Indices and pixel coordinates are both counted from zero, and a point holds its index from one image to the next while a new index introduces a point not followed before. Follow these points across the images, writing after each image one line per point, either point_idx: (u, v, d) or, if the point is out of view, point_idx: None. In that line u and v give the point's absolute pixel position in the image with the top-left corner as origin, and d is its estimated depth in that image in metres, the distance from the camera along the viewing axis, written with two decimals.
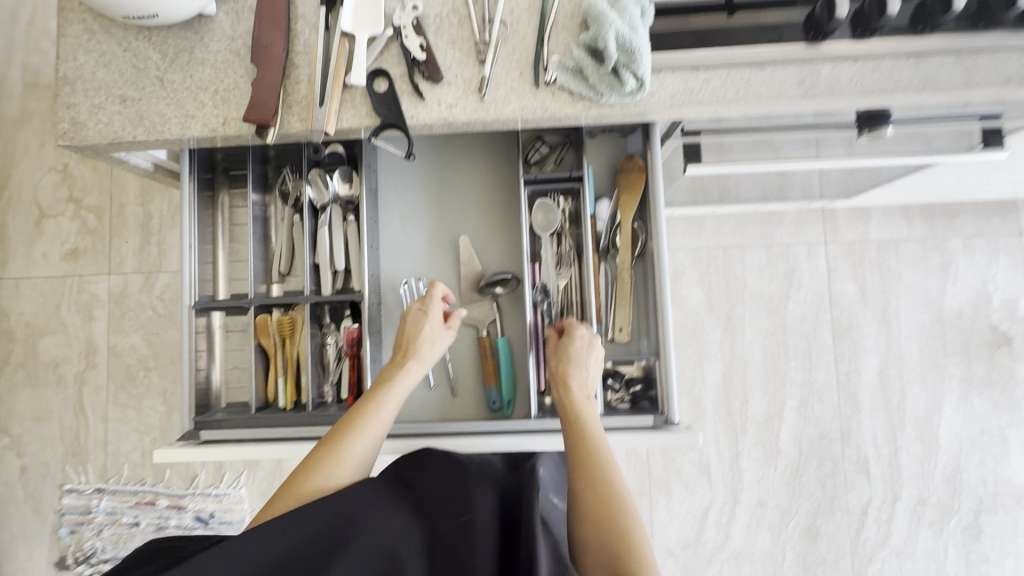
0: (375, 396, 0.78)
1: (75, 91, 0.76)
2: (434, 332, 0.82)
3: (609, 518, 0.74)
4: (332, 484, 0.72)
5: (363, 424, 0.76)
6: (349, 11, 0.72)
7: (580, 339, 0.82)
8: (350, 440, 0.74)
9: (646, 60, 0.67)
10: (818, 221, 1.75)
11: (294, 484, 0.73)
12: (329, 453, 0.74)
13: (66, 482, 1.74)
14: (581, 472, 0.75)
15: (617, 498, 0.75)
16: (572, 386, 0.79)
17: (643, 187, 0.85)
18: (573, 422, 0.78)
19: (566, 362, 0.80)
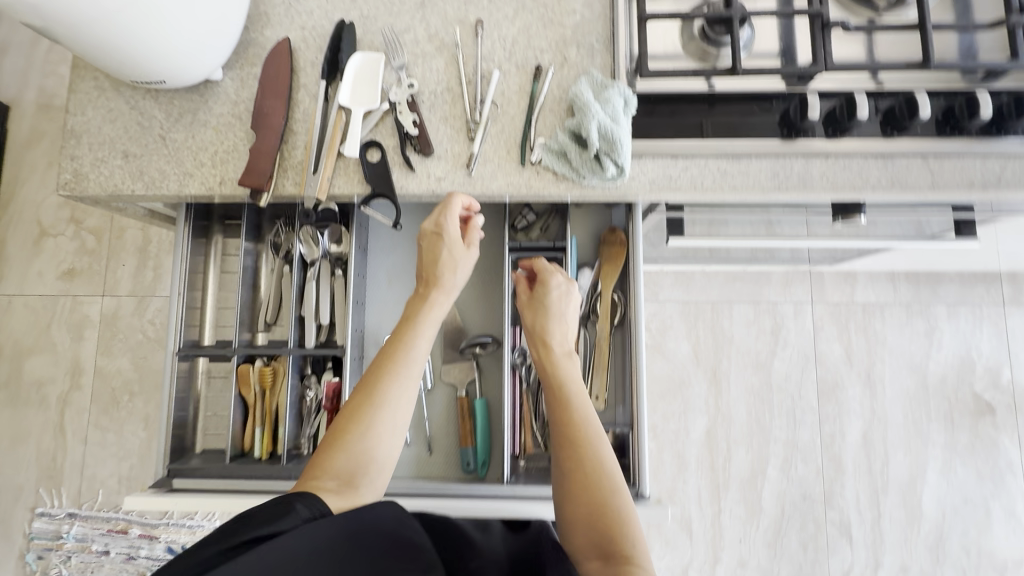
0: (405, 333, 0.69)
1: (80, 143, 0.79)
2: (458, 256, 0.74)
3: (599, 499, 0.63)
4: (359, 416, 0.61)
5: (404, 359, 0.67)
6: (348, 85, 0.76)
7: (557, 288, 0.80)
8: (387, 378, 0.65)
9: (626, 149, 0.71)
10: (806, 280, 1.78)
11: (337, 442, 0.62)
12: (367, 400, 0.64)
13: (39, 504, 1.71)
14: (568, 445, 0.67)
15: (606, 474, 0.65)
16: (552, 342, 0.76)
17: (624, 260, 0.88)
18: (557, 386, 0.73)
19: (544, 313, 0.79)
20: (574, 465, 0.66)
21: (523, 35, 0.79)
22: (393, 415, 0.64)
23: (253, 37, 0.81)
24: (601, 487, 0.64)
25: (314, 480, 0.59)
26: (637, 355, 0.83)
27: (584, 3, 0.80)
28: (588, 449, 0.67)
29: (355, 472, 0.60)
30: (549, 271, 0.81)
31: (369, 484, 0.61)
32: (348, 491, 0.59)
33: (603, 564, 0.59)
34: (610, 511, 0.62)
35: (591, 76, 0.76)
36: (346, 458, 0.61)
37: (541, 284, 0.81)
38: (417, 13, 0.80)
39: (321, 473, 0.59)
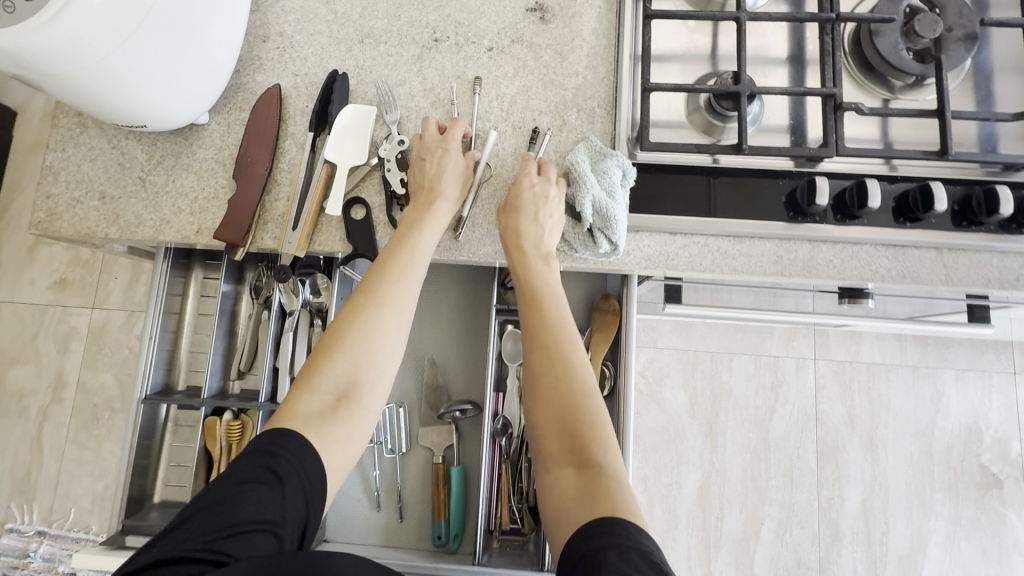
0: (404, 241, 0.66)
1: (57, 181, 0.77)
2: (463, 168, 0.70)
3: (570, 403, 0.58)
4: (363, 327, 0.59)
5: (406, 265, 0.64)
6: (336, 139, 0.73)
7: (529, 190, 0.69)
8: (387, 283, 0.62)
9: (622, 226, 0.67)
10: (809, 336, 1.73)
11: (330, 350, 0.58)
12: (367, 302, 0.60)
13: (8, 520, 1.65)
14: (540, 349, 0.62)
15: (579, 382, 0.60)
16: (525, 246, 0.67)
17: (617, 330, 0.83)
18: (527, 287, 0.66)
19: (515, 214, 0.68)
20: (544, 368, 0.61)
21: (522, 95, 0.76)
22: (393, 320, 0.61)
23: (244, 82, 0.78)
24: (572, 393, 0.59)
25: (305, 393, 0.55)
26: (625, 435, 0.79)
27: (587, 65, 0.77)
28: (559, 355, 0.62)
29: (352, 384, 0.57)
30: (527, 170, 0.70)
31: (365, 400, 0.57)
32: (342, 408, 0.55)
33: (575, 475, 0.54)
34: (581, 416, 0.58)
35: (590, 142, 0.73)
36: (342, 367, 0.57)
37: (513, 187, 0.69)
38: (413, 66, 0.78)
39: (315, 382, 0.56)
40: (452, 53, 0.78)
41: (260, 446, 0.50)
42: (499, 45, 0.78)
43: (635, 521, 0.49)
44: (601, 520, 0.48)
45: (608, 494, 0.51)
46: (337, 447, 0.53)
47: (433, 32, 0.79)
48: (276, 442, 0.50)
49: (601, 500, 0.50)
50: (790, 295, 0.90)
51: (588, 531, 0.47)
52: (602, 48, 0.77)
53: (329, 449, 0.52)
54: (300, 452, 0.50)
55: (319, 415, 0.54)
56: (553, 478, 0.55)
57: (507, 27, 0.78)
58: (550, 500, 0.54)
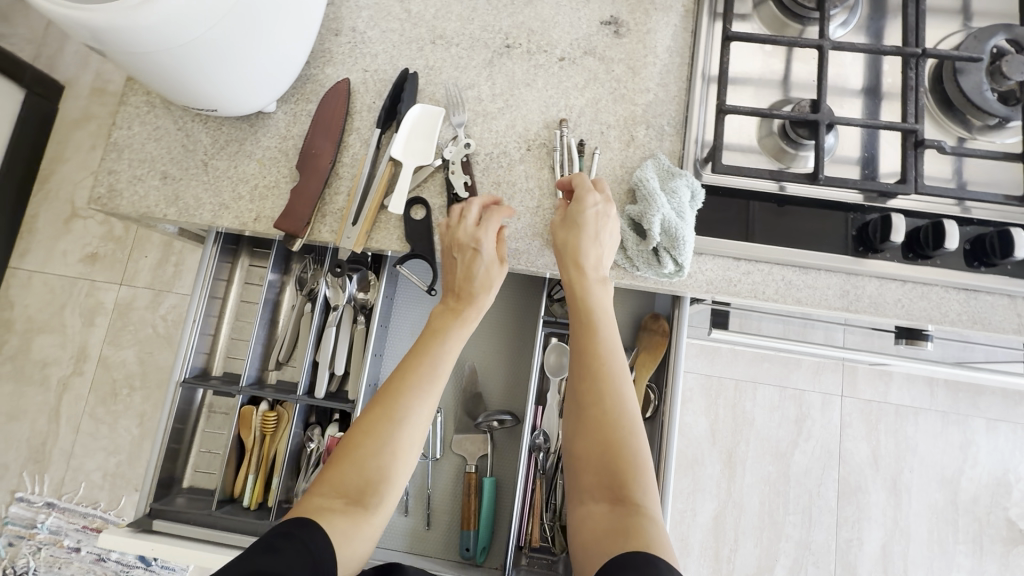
0: (429, 350, 0.63)
1: (121, 158, 0.77)
2: (494, 274, 0.67)
3: (613, 437, 0.57)
4: (378, 441, 0.56)
5: (428, 375, 0.61)
6: (402, 137, 0.73)
7: (591, 209, 0.66)
8: (403, 393, 0.59)
9: (688, 248, 0.66)
10: (838, 371, 1.69)
11: (349, 454, 0.56)
12: (384, 415, 0.57)
13: (19, 490, 1.65)
14: (589, 377, 0.61)
15: (624, 416, 0.59)
16: (586, 263, 0.65)
17: (665, 352, 0.82)
18: (584, 313, 0.64)
19: (576, 233, 0.65)
20: (593, 399, 0.60)
21: (590, 107, 0.76)
22: (412, 432, 0.57)
23: (313, 73, 0.78)
24: (617, 429, 0.58)
25: (319, 495, 0.53)
26: (668, 460, 0.76)
27: (659, 82, 0.76)
28: (608, 384, 0.60)
29: (367, 488, 0.54)
30: (586, 187, 0.67)
31: (380, 505, 0.54)
32: (355, 509, 0.53)
33: (609, 510, 0.54)
34: (623, 453, 0.56)
35: (658, 160, 0.72)
36: (355, 471, 0.55)
37: (575, 201, 0.67)
38: (483, 70, 0.77)
39: (329, 485, 0.54)
40: (522, 59, 0.77)
41: (277, 530, 0.49)
42: (571, 56, 0.77)
43: (667, 560, 0.48)
44: (632, 554, 0.48)
45: (642, 533, 0.50)
46: (348, 548, 0.51)
47: (505, 38, 0.78)
48: (295, 527, 0.49)
49: (633, 536, 0.50)
50: (820, 329, 0.88)
51: (620, 564, 0.47)
52: (675, 66, 0.77)
53: (341, 549, 0.50)
54: (314, 539, 0.48)
55: (333, 514, 0.52)
56: (586, 510, 0.55)
57: (580, 38, 0.78)
58: (582, 533, 0.54)
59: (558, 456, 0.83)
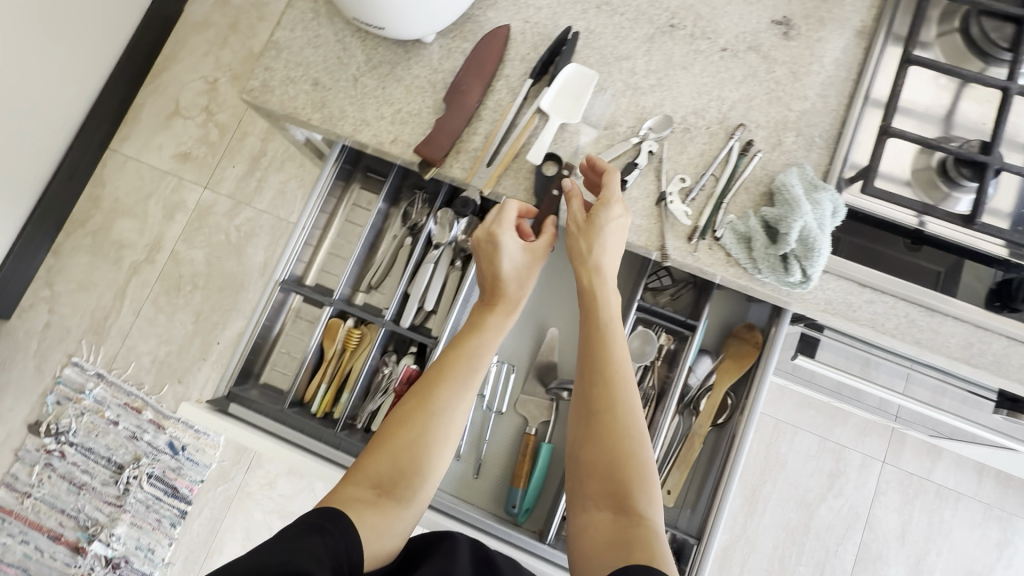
0: (467, 344, 0.66)
1: (278, 57, 0.80)
2: (520, 261, 0.68)
3: (619, 448, 0.58)
4: (417, 435, 0.60)
5: (463, 374, 0.64)
6: (552, 91, 0.74)
7: (615, 222, 0.66)
8: (438, 389, 0.62)
9: (821, 260, 0.65)
10: (884, 436, 1.63)
11: (384, 443, 0.59)
12: (421, 406, 0.61)
13: (75, 354, 1.75)
14: (604, 388, 0.61)
15: (633, 426, 0.59)
16: (602, 272, 0.66)
17: (751, 363, 0.81)
18: (598, 326, 0.65)
19: (594, 238, 0.66)
20: (603, 407, 0.60)
21: (744, 103, 0.74)
22: (446, 424, 0.61)
23: (475, 14, 0.79)
24: (623, 441, 0.58)
25: (352, 486, 0.57)
26: (732, 471, 0.76)
27: (820, 92, 0.74)
28: (621, 395, 0.61)
29: (397, 479, 0.57)
30: (613, 194, 0.66)
31: (407, 497, 0.57)
32: (385, 501, 0.56)
33: (612, 519, 0.55)
34: (630, 462, 0.57)
35: (803, 169, 0.70)
36: (388, 461, 0.59)
37: (599, 208, 0.66)
38: (643, 45, 0.77)
39: (362, 474, 0.58)
40: (684, 42, 0.77)
41: (309, 520, 0.50)
42: (734, 48, 0.76)
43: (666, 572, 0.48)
44: (635, 564, 0.48)
45: (645, 543, 0.51)
46: (377, 540, 0.53)
47: (671, 17, 0.77)
48: (324, 518, 0.51)
49: (637, 547, 0.51)
50: (884, 370, 0.87)
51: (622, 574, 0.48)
52: (839, 80, 0.74)
53: (370, 539, 0.52)
54: (343, 532, 0.51)
55: (363, 506, 0.54)
56: (590, 518, 0.56)
57: (747, 32, 0.76)
58: (584, 540, 0.55)
59: None
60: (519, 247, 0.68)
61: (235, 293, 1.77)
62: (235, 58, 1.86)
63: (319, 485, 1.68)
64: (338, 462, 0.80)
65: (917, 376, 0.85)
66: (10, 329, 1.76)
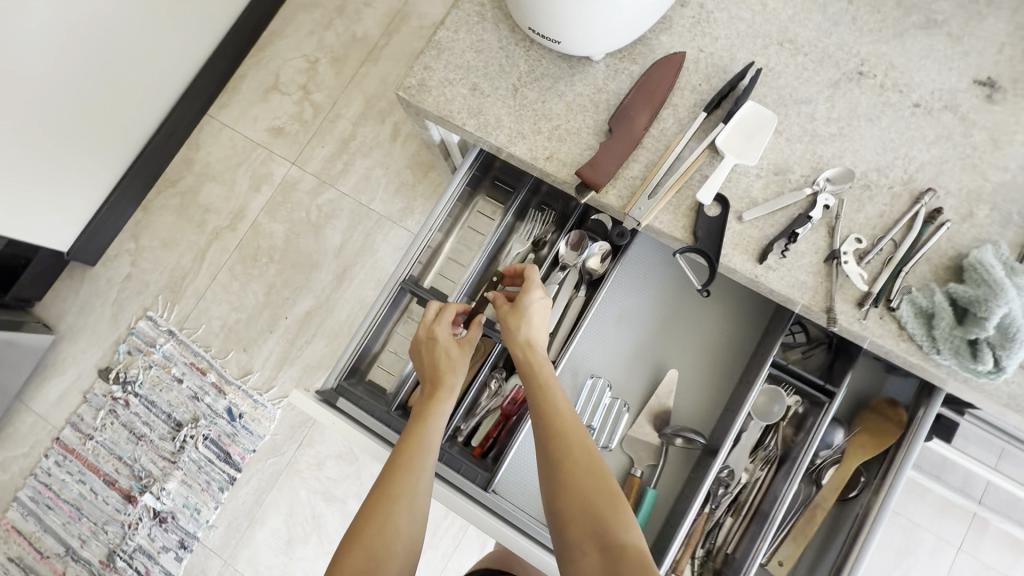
0: (416, 423, 0.69)
1: (439, 57, 0.79)
2: (455, 353, 0.75)
3: (587, 490, 0.59)
4: (388, 522, 0.60)
5: (427, 450, 0.66)
6: (728, 127, 0.69)
7: (537, 302, 0.72)
8: (401, 473, 0.63)
9: (1020, 352, 0.59)
10: (963, 521, 1.51)
11: (355, 538, 0.60)
12: (382, 495, 0.62)
13: (150, 308, 1.79)
14: (559, 438, 0.63)
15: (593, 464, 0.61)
16: (533, 346, 0.71)
17: (893, 442, 0.74)
18: (540, 387, 0.67)
19: (521, 320, 0.72)
20: (564, 454, 0.62)
21: (934, 166, 0.69)
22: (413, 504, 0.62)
23: (647, 36, 0.76)
24: (589, 480, 0.60)
25: None
26: (861, 556, 0.70)
27: (1021, 165, 0.68)
28: (575, 438, 0.63)
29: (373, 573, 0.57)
30: (534, 281, 0.75)
31: None
32: None
33: (599, 559, 0.56)
34: (599, 496, 0.59)
35: (998, 248, 0.64)
36: (361, 556, 0.58)
37: (524, 294, 0.73)
38: (826, 90, 0.72)
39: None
40: (872, 92, 0.71)
41: None
42: (927, 105, 0.70)
43: None
44: None
45: None
46: None
47: (860, 63, 0.72)
48: None
49: None
50: None
51: None
52: None
53: None
54: None
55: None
56: (579, 564, 0.57)
57: (944, 90, 0.71)
58: None
59: (734, 498, 0.80)
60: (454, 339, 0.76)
61: (308, 271, 1.78)
62: (339, 40, 1.88)
63: (365, 474, 1.67)
64: (442, 475, 0.79)
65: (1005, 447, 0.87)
66: (93, 275, 1.82)
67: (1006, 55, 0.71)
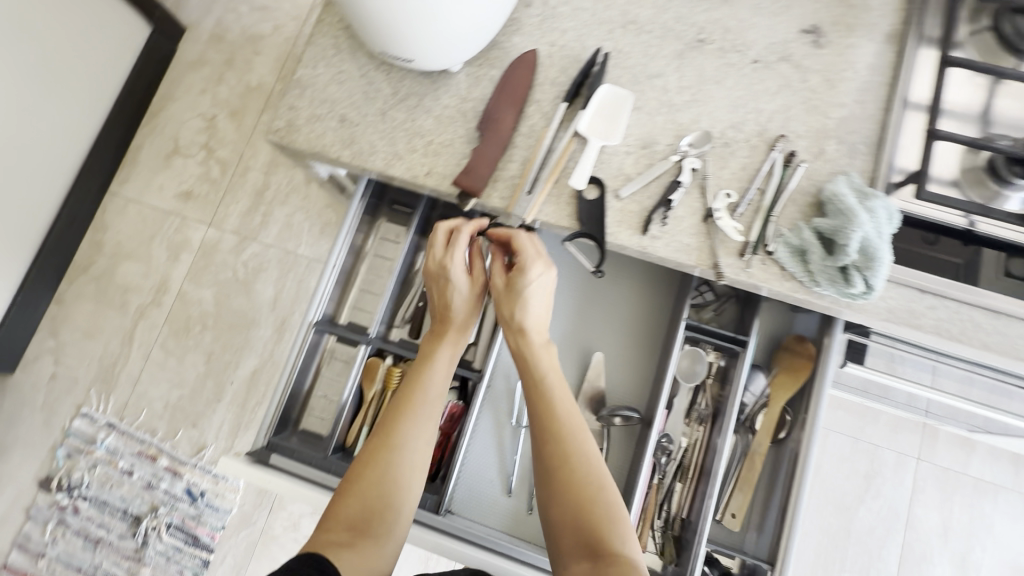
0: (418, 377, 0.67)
1: (302, 96, 0.78)
2: (466, 299, 0.70)
3: (583, 502, 0.57)
4: (386, 472, 0.59)
5: (426, 402, 0.65)
6: (588, 113, 0.73)
7: (539, 278, 0.66)
8: (402, 424, 0.62)
9: (883, 270, 0.63)
10: (916, 432, 1.60)
11: (354, 486, 0.58)
12: (383, 445, 0.61)
13: (84, 405, 1.69)
14: (556, 436, 0.60)
15: (593, 475, 0.58)
16: (533, 330, 0.66)
17: (808, 375, 0.78)
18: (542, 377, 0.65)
19: (522, 298, 0.66)
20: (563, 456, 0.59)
21: (781, 113, 0.73)
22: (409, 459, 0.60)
23: (500, 40, 0.78)
24: (586, 490, 0.57)
25: (326, 532, 0.55)
26: (800, 488, 0.73)
27: (856, 98, 0.73)
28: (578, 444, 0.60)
29: (369, 520, 0.57)
30: (529, 256, 0.67)
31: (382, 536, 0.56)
32: (361, 541, 0.55)
33: (590, 568, 0.53)
34: (595, 509, 0.56)
35: (850, 178, 0.69)
36: (357, 505, 0.57)
37: (526, 264, 0.66)
38: (673, 61, 0.76)
39: (333, 519, 0.56)
40: (714, 56, 0.76)
41: (290, 565, 0.49)
42: (765, 60, 0.75)
43: None
44: None
45: None
46: None
47: (699, 32, 0.77)
48: (302, 566, 0.49)
49: None
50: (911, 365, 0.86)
51: None
52: (875, 84, 0.74)
53: None
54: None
55: (344, 554, 0.53)
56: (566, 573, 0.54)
57: (776, 43, 0.76)
58: None
59: (679, 464, 0.82)
60: (470, 288, 0.70)
61: (245, 331, 1.72)
62: (233, 93, 1.84)
63: None
64: None
65: (943, 367, 0.84)
66: (15, 383, 1.70)
67: (824, 3, 0.77)
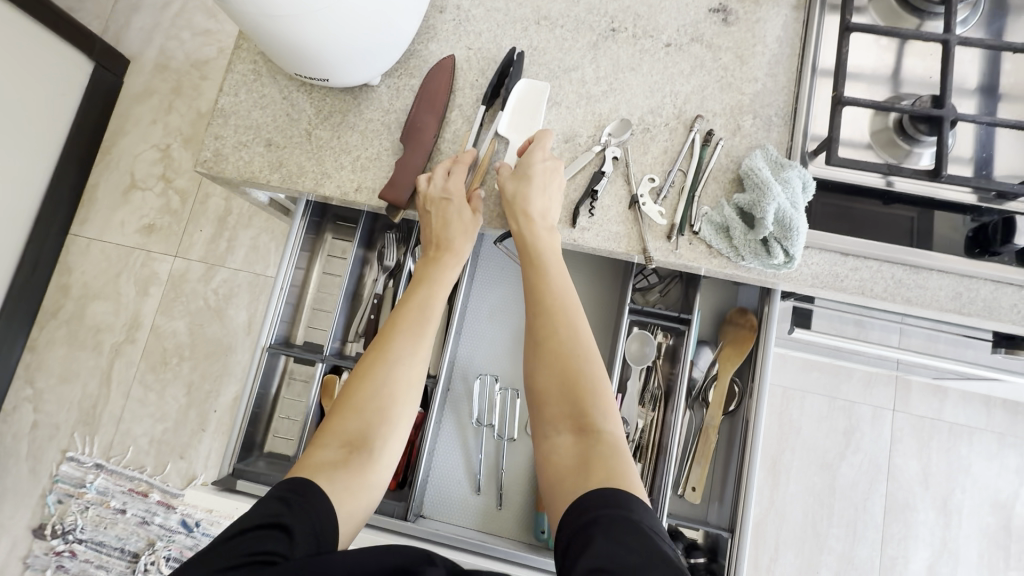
0: (416, 293, 0.70)
1: (227, 124, 0.78)
2: (467, 220, 0.71)
3: (571, 371, 0.59)
4: (381, 382, 0.61)
5: (421, 316, 0.67)
6: (507, 113, 0.74)
7: (540, 163, 0.68)
8: (397, 340, 0.64)
9: (801, 238, 0.65)
10: (890, 384, 1.62)
11: (351, 400, 0.60)
12: (378, 358, 0.63)
13: (69, 449, 1.68)
14: (545, 316, 0.63)
15: (579, 347, 0.61)
16: (533, 215, 0.66)
17: (751, 346, 0.80)
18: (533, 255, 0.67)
19: (525, 181, 0.67)
20: (549, 335, 0.62)
21: (697, 94, 0.75)
22: (402, 370, 0.62)
23: (417, 49, 0.79)
24: (575, 368, 0.59)
25: (321, 447, 0.57)
26: (750, 456, 0.75)
27: (768, 72, 0.75)
28: (563, 323, 0.63)
29: (366, 434, 0.58)
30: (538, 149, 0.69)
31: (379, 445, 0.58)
32: (356, 456, 0.56)
33: (574, 440, 0.55)
34: (582, 382, 0.58)
35: (767, 151, 0.71)
36: (355, 419, 0.59)
37: (525, 155, 0.69)
38: (589, 53, 0.77)
39: (329, 436, 0.58)
40: (628, 44, 0.77)
41: (276, 493, 0.50)
42: (678, 42, 0.76)
43: (632, 491, 0.48)
44: (598, 486, 0.48)
45: (602, 458, 0.52)
46: (348, 497, 0.53)
47: (611, 21, 0.78)
48: (293, 490, 0.50)
49: (595, 468, 0.51)
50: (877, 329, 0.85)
51: (590, 495, 0.48)
52: (785, 57, 0.75)
53: (341, 499, 0.53)
54: (315, 502, 0.50)
55: (333, 469, 0.54)
56: (551, 443, 0.56)
57: (687, 25, 0.77)
58: (550, 466, 0.55)
59: (637, 445, 0.84)
60: (471, 213, 0.71)
61: (222, 358, 1.71)
62: (184, 121, 1.82)
63: None
64: None
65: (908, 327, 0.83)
66: None
67: None
